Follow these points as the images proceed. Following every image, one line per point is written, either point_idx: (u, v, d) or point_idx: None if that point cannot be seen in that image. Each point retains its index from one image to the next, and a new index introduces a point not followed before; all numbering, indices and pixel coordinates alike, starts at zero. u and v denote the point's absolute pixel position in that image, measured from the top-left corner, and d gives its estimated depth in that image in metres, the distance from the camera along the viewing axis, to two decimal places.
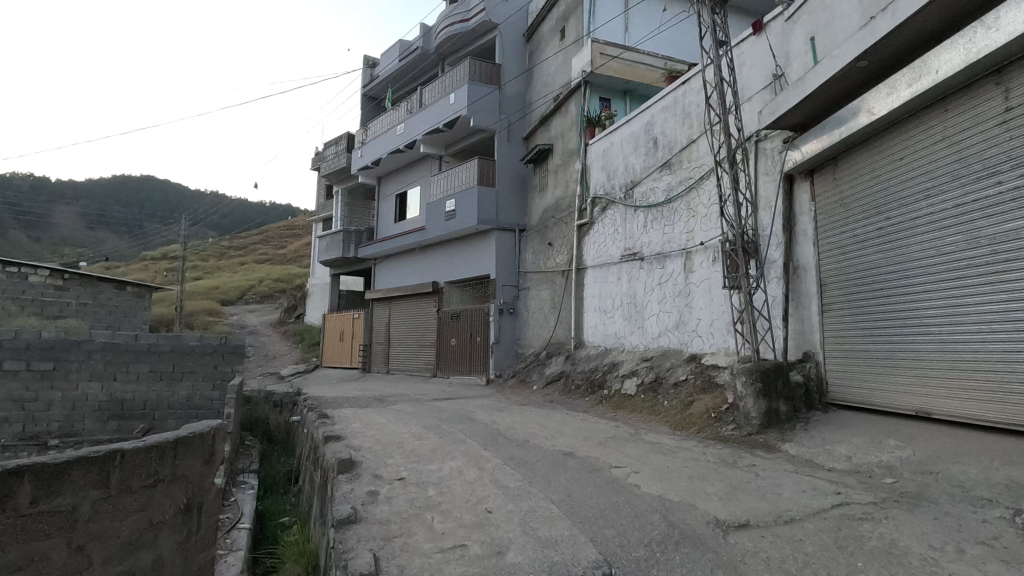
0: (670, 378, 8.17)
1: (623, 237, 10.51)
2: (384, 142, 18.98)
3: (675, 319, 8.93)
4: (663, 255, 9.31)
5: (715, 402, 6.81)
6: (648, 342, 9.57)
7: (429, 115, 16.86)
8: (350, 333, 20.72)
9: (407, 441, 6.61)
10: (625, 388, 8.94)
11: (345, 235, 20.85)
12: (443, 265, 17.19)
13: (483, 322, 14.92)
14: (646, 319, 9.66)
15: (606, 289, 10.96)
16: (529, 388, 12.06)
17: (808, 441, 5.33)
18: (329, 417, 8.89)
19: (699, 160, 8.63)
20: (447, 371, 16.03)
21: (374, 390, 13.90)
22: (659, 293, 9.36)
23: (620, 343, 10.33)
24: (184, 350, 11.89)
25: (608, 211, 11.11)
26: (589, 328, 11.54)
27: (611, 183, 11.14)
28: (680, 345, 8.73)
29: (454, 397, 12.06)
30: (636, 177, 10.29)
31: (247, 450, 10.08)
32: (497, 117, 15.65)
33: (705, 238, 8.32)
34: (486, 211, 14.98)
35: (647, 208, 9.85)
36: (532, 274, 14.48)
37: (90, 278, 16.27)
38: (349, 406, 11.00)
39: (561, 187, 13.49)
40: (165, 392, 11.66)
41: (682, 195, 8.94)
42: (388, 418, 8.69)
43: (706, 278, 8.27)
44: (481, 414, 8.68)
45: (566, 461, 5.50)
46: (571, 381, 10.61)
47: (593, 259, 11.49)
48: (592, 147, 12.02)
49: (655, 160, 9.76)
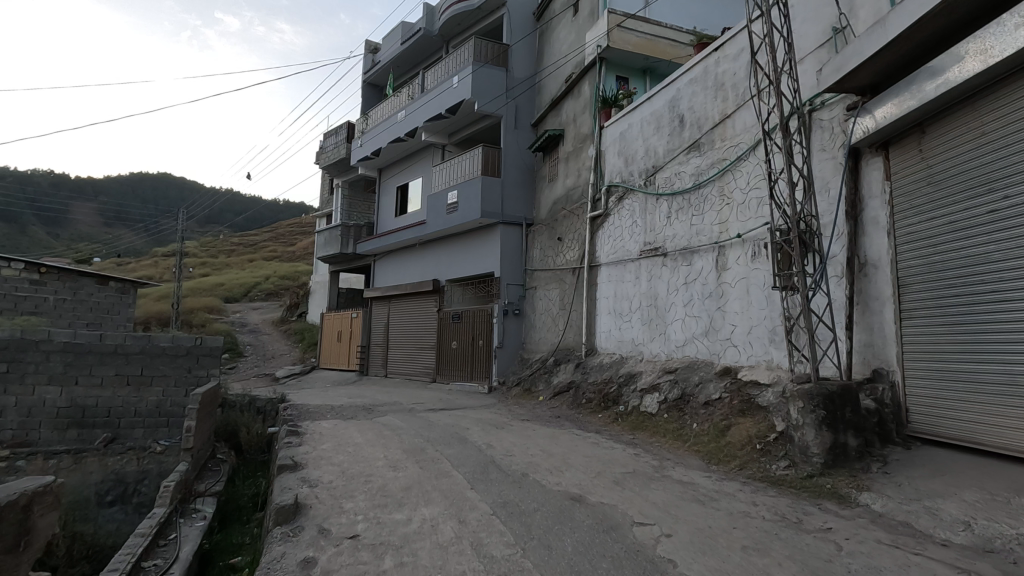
0: (700, 396, 6.88)
1: (643, 230, 9.21)
2: (383, 131, 17.83)
3: (704, 325, 7.64)
4: (690, 251, 8.02)
5: (759, 430, 5.51)
6: (671, 351, 8.30)
7: (431, 100, 15.67)
8: (347, 333, 19.61)
9: (378, 473, 5.39)
10: (646, 407, 7.64)
11: (344, 230, 19.75)
12: (444, 262, 15.99)
13: (486, 324, 13.69)
14: (670, 324, 8.37)
15: (621, 288, 9.68)
16: (534, 400, 10.81)
17: (896, 492, 4.03)
18: (303, 433, 7.71)
19: (735, 138, 7.32)
20: (447, 376, 14.83)
21: (366, 397, 12.75)
22: (685, 295, 8.06)
23: (638, 352, 9.05)
24: (154, 351, 10.80)
25: (625, 201, 9.81)
26: (601, 333, 10.26)
27: (629, 169, 9.84)
28: (711, 355, 7.46)
29: (450, 408, 10.85)
30: (659, 161, 8.98)
31: (216, 467, 8.95)
32: (504, 100, 14.39)
33: (742, 231, 7.03)
34: (490, 203, 13.76)
35: (671, 196, 8.55)
36: (539, 273, 13.19)
37: (69, 272, 15.27)
38: (331, 417, 9.82)
39: (572, 176, 12.23)
40: (132, 398, 10.58)
41: (714, 180, 7.64)
42: (368, 435, 7.50)
43: (743, 277, 6.97)
44: (477, 434, 7.45)
45: (574, 510, 4.25)
46: (582, 394, 9.33)
47: (608, 255, 10.21)
48: (608, 131, 10.72)
49: (682, 141, 8.45)
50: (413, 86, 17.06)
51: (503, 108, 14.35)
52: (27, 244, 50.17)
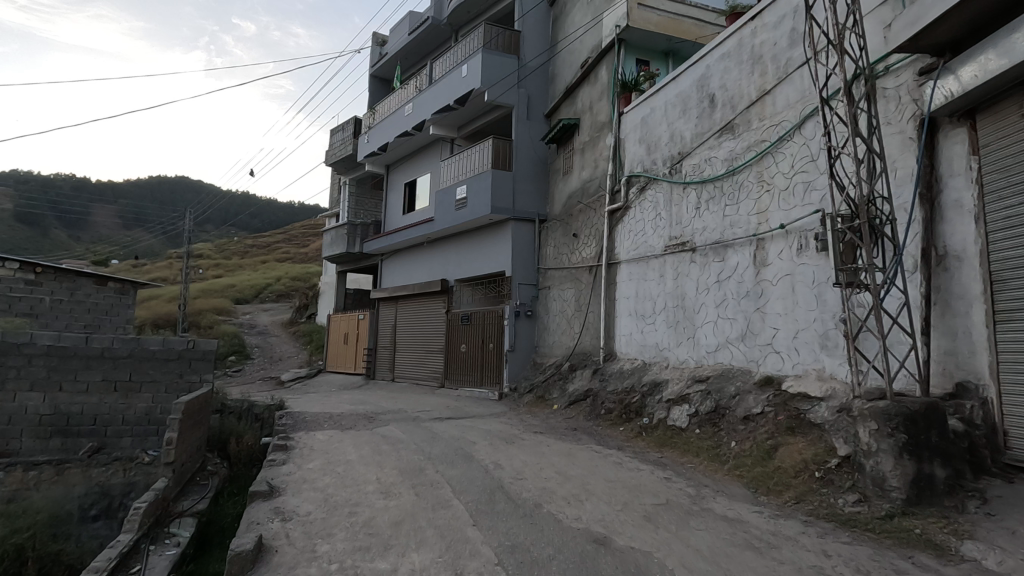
0: (739, 411, 6.02)
1: (668, 223, 8.36)
2: (390, 125, 17.15)
3: (740, 329, 6.79)
4: (723, 246, 7.15)
5: (816, 454, 4.65)
6: (701, 357, 7.44)
7: (439, 92, 14.95)
8: (354, 335, 18.94)
9: (367, 502, 4.62)
10: (676, 421, 6.79)
11: (350, 229, 19.13)
12: (453, 261, 15.24)
13: (497, 326, 12.91)
14: (699, 327, 7.51)
15: (644, 287, 8.84)
16: (549, 409, 9.98)
17: (1013, 545, 3.16)
18: (293, 448, 6.99)
19: (776, 117, 6.46)
20: (456, 382, 14.04)
21: (369, 404, 12.00)
22: (717, 295, 7.20)
23: (663, 358, 8.19)
24: (144, 355, 10.13)
25: (648, 192, 8.96)
26: (621, 337, 9.43)
27: (652, 158, 8.98)
28: (748, 362, 6.61)
29: (458, 417, 10.06)
30: (686, 147, 8.13)
31: (204, 481, 8.36)
32: (516, 90, 13.60)
33: (785, 221, 6.17)
34: (501, 198, 12.99)
35: (700, 184, 7.69)
36: (553, 272, 12.38)
37: (66, 272, 14.80)
38: (328, 426, 9.09)
39: (588, 168, 11.41)
40: (119, 405, 9.93)
41: (750, 165, 6.78)
42: (364, 450, 6.76)
43: (787, 273, 6.11)
44: (484, 450, 6.66)
45: (598, 559, 3.43)
46: (600, 405, 8.49)
47: (628, 251, 9.36)
48: (628, 117, 9.89)
49: (712, 123, 7.58)
50: (421, 78, 16.37)
51: (515, 97, 13.56)
52: (44, 246, 50.59)
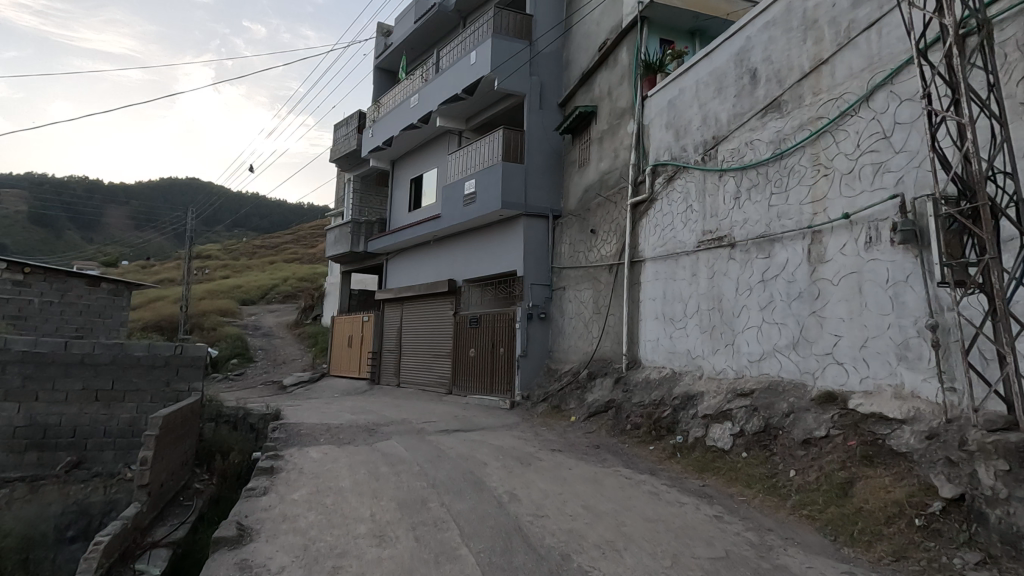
0: (795, 433, 5.14)
1: (701, 216, 7.47)
2: (395, 118, 16.37)
3: (790, 336, 5.89)
4: (768, 240, 6.26)
5: (909, 495, 3.79)
6: (741, 367, 6.55)
7: (447, 81, 14.14)
8: (358, 338, 18.17)
9: (355, 552, 3.79)
10: (716, 442, 5.91)
11: (354, 227, 18.40)
12: (461, 260, 14.41)
13: (508, 330, 12.06)
14: (739, 333, 6.62)
15: (672, 287, 7.97)
16: (566, 421, 9.12)
17: None
18: (281, 470, 6.18)
19: (835, 89, 5.56)
20: (465, 389, 13.20)
21: (371, 413, 11.19)
22: (762, 296, 6.31)
23: (697, 367, 7.31)
24: (128, 362, 9.38)
25: (677, 181, 8.08)
26: (646, 343, 8.55)
27: (681, 144, 8.10)
28: (801, 374, 5.71)
29: (466, 430, 9.24)
30: (721, 131, 7.23)
31: (188, 501, 7.69)
32: (528, 77, 12.75)
33: (849, 210, 5.27)
34: (512, 193, 12.15)
35: (740, 171, 6.80)
36: (569, 271, 11.51)
37: (56, 272, 14.13)
38: (324, 441, 8.30)
39: (607, 159, 10.54)
40: (101, 416, 9.17)
41: (803, 146, 5.88)
42: (360, 475, 5.93)
43: (852, 271, 5.22)
44: (496, 475, 5.81)
45: None
46: (626, 419, 7.63)
47: (654, 248, 8.47)
48: (652, 101, 9.01)
49: (754, 101, 6.68)
50: (427, 68, 15.59)
51: (527, 85, 12.71)
52: (54, 247, 50.52)
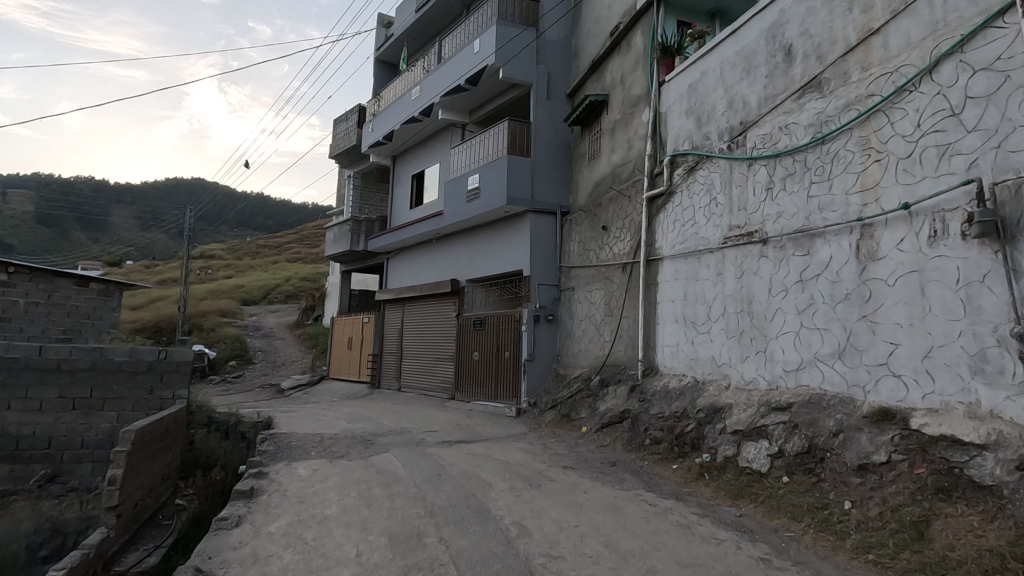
0: (848, 457, 4.47)
1: (727, 210, 6.80)
2: (396, 112, 15.74)
3: (834, 344, 5.21)
4: (806, 235, 5.59)
5: (1008, 544, 3.19)
6: (776, 378, 5.88)
7: (449, 71, 13.49)
8: (358, 340, 17.54)
9: None
10: (751, 463, 5.24)
11: (354, 225, 17.78)
12: (464, 259, 13.76)
13: (514, 333, 11.41)
14: (773, 340, 5.95)
15: (694, 287, 7.30)
16: (576, 432, 8.45)
17: None
18: (261, 492, 5.54)
19: (889, 62, 4.88)
20: (468, 395, 12.54)
21: (369, 421, 10.56)
22: (800, 298, 5.63)
23: (724, 376, 6.65)
24: (108, 368, 8.76)
25: (699, 172, 7.41)
26: (664, 349, 7.88)
27: (703, 132, 7.43)
28: (847, 386, 5.04)
29: (469, 441, 8.60)
30: (750, 115, 6.55)
31: (167, 520, 7.06)
32: (535, 66, 12.08)
33: (908, 199, 4.59)
34: (518, 188, 11.49)
35: (772, 159, 6.12)
36: (578, 271, 10.85)
37: (42, 272, 13.56)
38: (316, 454, 7.67)
39: (619, 151, 9.86)
40: (79, 426, 8.59)
41: (850, 128, 5.19)
42: (348, 499, 5.29)
43: (911, 270, 4.53)
44: (503, 501, 5.17)
45: None
46: (644, 433, 6.97)
47: (673, 246, 7.80)
48: (671, 86, 8.34)
49: (788, 81, 6.01)
50: (429, 59, 14.95)
51: (534, 74, 12.05)
52: (58, 247, 50.28)
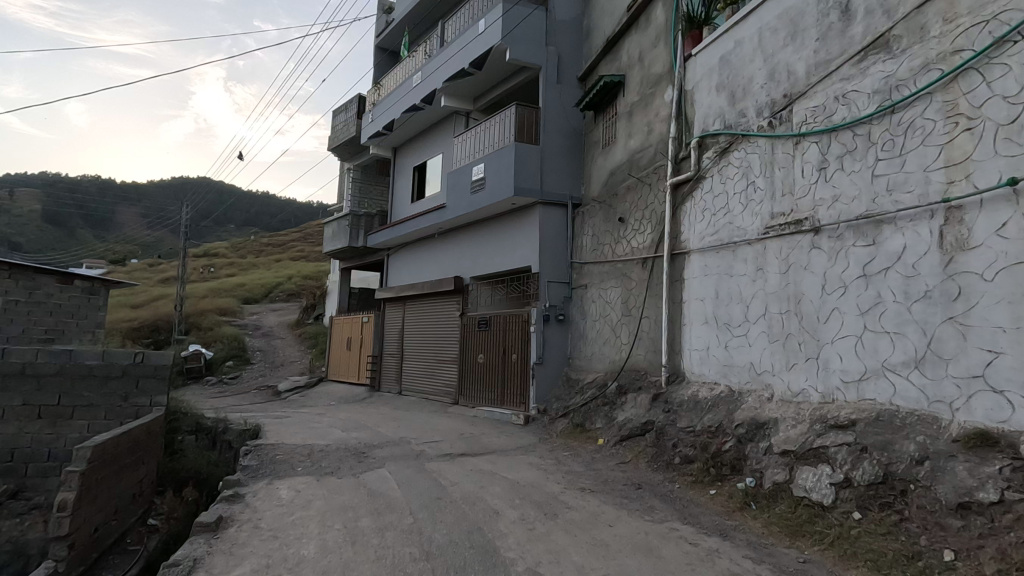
0: (940, 492, 3.64)
1: (768, 196, 5.96)
2: (397, 100, 14.92)
3: (909, 351, 4.35)
4: (871, 222, 4.73)
5: None
6: (832, 389, 5.02)
7: (453, 54, 12.66)
8: (358, 341, 16.76)
9: None
10: (810, 493, 4.42)
11: (353, 220, 16.99)
12: (468, 255, 12.94)
13: (522, 334, 10.60)
14: (827, 345, 5.10)
15: (727, 283, 6.46)
16: (592, 446, 7.62)
17: None
18: (229, 523, 4.70)
19: (985, 10, 4.00)
20: (472, 399, 11.74)
21: (365, 429, 9.76)
22: (864, 295, 4.77)
23: (765, 386, 5.80)
24: (77, 373, 8.00)
25: (733, 154, 6.56)
26: (691, 353, 7.04)
27: (738, 109, 6.57)
28: (927, 403, 4.16)
29: (473, 454, 7.78)
30: (797, 86, 5.69)
31: (134, 545, 6.30)
32: (545, 47, 11.25)
33: (1014, 173, 3.70)
34: (526, 178, 10.67)
35: (825, 134, 5.26)
36: (591, 267, 10.02)
37: (23, 270, 12.83)
38: (303, 470, 6.88)
39: (638, 135, 9.01)
40: (45, 437, 7.82)
41: (930, 92, 4.32)
42: (331, 534, 4.47)
43: (1019, 261, 3.65)
44: (514, 538, 4.35)
45: None
46: (672, 450, 6.15)
47: (702, 238, 6.96)
48: (698, 60, 7.48)
49: (847, 43, 5.15)
50: (431, 44, 14.16)
51: (543, 56, 11.22)
52: (62, 245, 49.83)
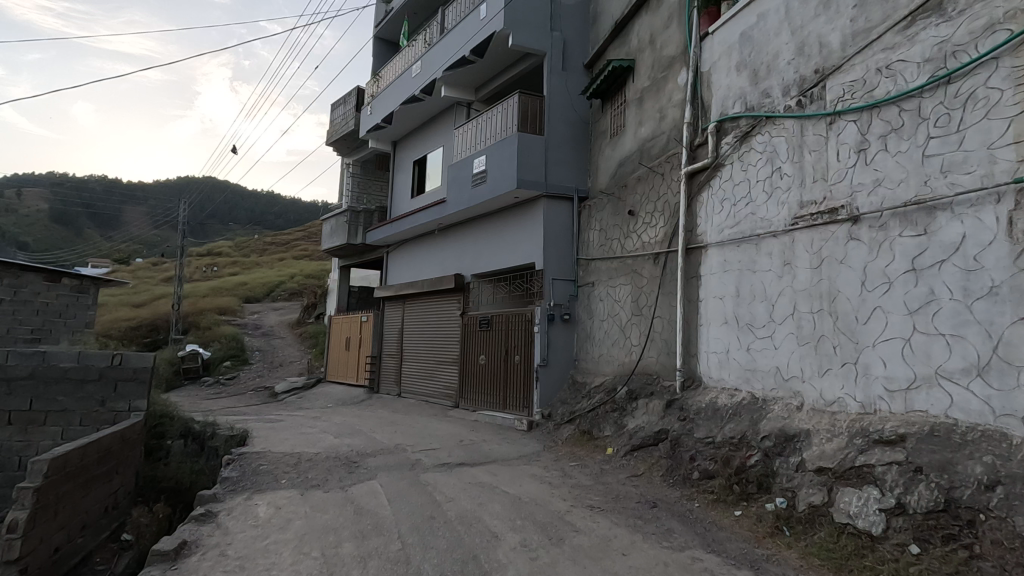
0: (1020, 526, 3.07)
1: (796, 183, 5.39)
2: (396, 91, 14.39)
3: (970, 356, 3.76)
4: (922, 209, 4.15)
5: None
6: (873, 399, 4.44)
7: (453, 42, 12.12)
8: (356, 341, 16.23)
9: None
10: (855, 521, 3.87)
11: (352, 216, 16.47)
12: (469, 251, 12.39)
13: (525, 334, 10.05)
14: (868, 349, 4.52)
15: (750, 280, 5.89)
16: (600, 456, 7.05)
17: None
18: (191, 551, 4.18)
19: None
20: (474, 403, 11.18)
21: (360, 435, 9.23)
22: (914, 292, 4.18)
23: (794, 393, 5.23)
24: (51, 376, 7.50)
25: (756, 138, 5.99)
26: (709, 357, 6.47)
27: (762, 89, 5.99)
28: (992, 416, 3.58)
29: (473, 464, 7.24)
30: (831, 60, 5.11)
31: (102, 565, 5.80)
32: (549, 32, 10.68)
33: None
34: (530, 170, 10.12)
35: (865, 112, 4.68)
36: (599, 263, 9.45)
37: (9, 267, 12.37)
38: (288, 482, 6.36)
39: (649, 122, 8.43)
40: (16, 444, 7.34)
41: (995, 57, 3.74)
42: (305, 565, 3.94)
43: None
44: (513, 570, 3.80)
45: None
46: (690, 463, 5.58)
47: (721, 230, 6.38)
48: (716, 38, 6.89)
49: (890, 7, 4.56)
50: (430, 32, 13.62)
51: (548, 41, 10.65)
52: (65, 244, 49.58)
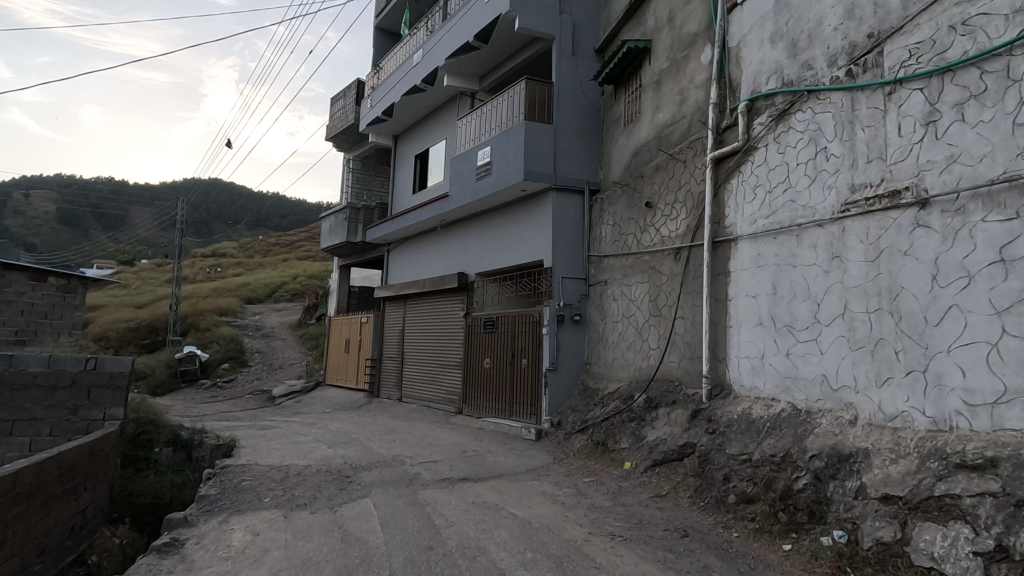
0: None
1: (847, 164, 4.70)
2: (396, 82, 13.77)
3: None
4: (1013, 187, 3.47)
5: None
6: (949, 415, 3.74)
7: (456, 28, 11.49)
8: (356, 342, 15.58)
9: None
10: (941, 565, 3.20)
11: (351, 213, 15.85)
12: (473, 249, 11.73)
13: (533, 336, 9.38)
14: (941, 355, 3.83)
15: (790, 275, 5.21)
16: (618, 471, 6.38)
17: None
18: None
19: None
20: (478, 409, 10.53)
21: (356, 445, 8.57)
22: (1004, 287, 3.49)
23: (846, 406, 4.53)
24: (17, 382, 6.88)
25: (796, 115, 5.31)
26: (740, 362, 5.78)
27: (802, 61, 5.32)
28: None
29: (476, 479, 6.57)
30: (890, 21, 4.43)
31: None
32: (558, 14, 10.03)
33: None
34: (538, 161, 9.46)
35: (936, 79, 4.00)
36: (612, 260, 8.78)
37: None
38: (271, 501, 5.72)
39: (668, 106, 7.76)
40: None
41: None
42: None
43: None
44: None
45: None
46: (724, 484, 4.91)
47: (754, 221, 5.71)
48: (746, 9, 6.22)
49: None
50: (433, 20, 12.98)
51: (557, 25, 9.99)
52: None
